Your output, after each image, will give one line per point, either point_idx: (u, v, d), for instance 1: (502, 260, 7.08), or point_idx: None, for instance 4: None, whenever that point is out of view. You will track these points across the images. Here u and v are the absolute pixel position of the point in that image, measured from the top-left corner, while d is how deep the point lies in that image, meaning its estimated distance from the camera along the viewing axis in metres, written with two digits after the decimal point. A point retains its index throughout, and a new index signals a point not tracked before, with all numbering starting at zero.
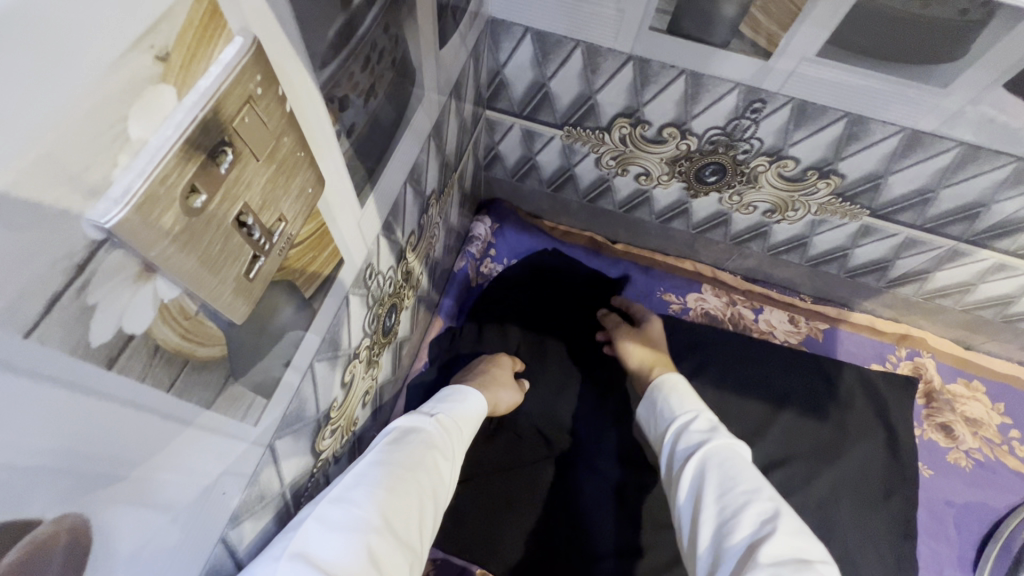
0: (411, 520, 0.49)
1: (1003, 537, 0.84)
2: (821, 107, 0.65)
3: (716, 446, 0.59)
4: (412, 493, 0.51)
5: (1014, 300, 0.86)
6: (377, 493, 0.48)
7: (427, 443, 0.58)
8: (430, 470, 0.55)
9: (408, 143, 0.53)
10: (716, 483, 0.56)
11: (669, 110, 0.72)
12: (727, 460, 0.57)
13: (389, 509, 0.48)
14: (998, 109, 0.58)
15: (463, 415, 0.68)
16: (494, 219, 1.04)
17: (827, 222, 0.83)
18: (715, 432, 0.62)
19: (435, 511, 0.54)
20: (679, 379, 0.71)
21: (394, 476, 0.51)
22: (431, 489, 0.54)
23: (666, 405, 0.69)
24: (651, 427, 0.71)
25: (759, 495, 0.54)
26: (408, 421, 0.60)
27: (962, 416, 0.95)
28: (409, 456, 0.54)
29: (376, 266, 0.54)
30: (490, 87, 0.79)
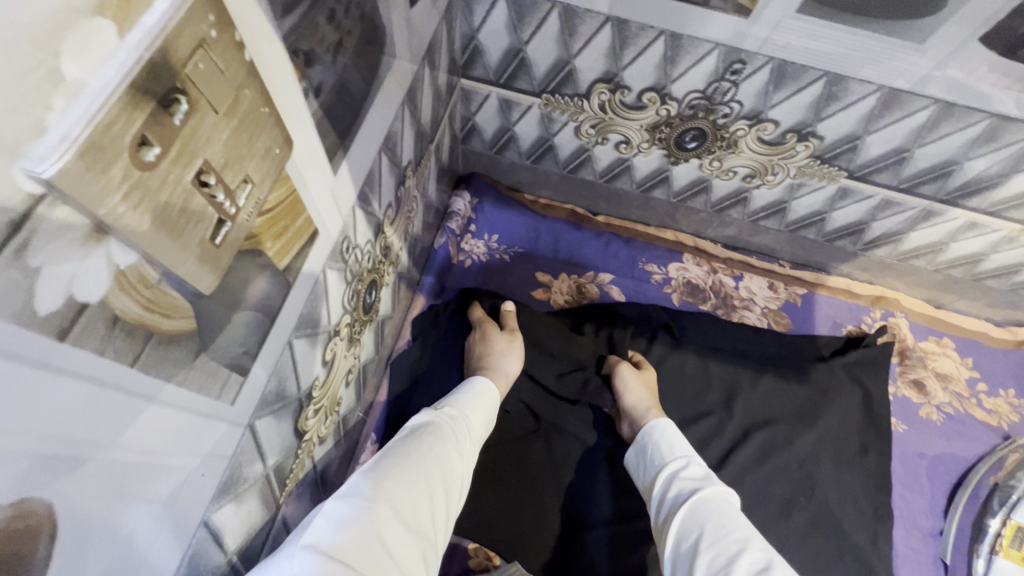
0: (420, 509, 0.49)
1: (972, 485, 0.88)
2: (801, 67, 0.64)
3: (707, 495, 0.63)
4: (421, 480, 0.51)
5: (984, 258, 0.88)
6: (382, 484, 0.48)
7: (437, 435, 0.58)
8: (442, 461, 0.55)
9: (381, 108, 0.50)
10: (707, 529, 0.59)
11: (649, 74, 0.71)
12: (715, 508, 0.62)
13: (396, 498, 0.48)
14: (974, 64, 0.58)
15: (476, 404, 0.68)
16: (472, 194, 1.03)
17: (806, 185, 0.83)
18: (705, 480, 0.66)
19: (447, 500, 0.53)
20: (672, 425, 0.75)
21: (403, 467, 0.51)
22: (442, 479, 0.53)
23: (657, 448, 0.73)
24: (640, 475, 0.74)
25: (751, 543, 0.57)
26: (416, 417, 0.61)
27: (934, 372, 0.98)
28: (417, 448, 0.54)
29: (354, 240, 0.52)
30: (465, 54, 0.76)
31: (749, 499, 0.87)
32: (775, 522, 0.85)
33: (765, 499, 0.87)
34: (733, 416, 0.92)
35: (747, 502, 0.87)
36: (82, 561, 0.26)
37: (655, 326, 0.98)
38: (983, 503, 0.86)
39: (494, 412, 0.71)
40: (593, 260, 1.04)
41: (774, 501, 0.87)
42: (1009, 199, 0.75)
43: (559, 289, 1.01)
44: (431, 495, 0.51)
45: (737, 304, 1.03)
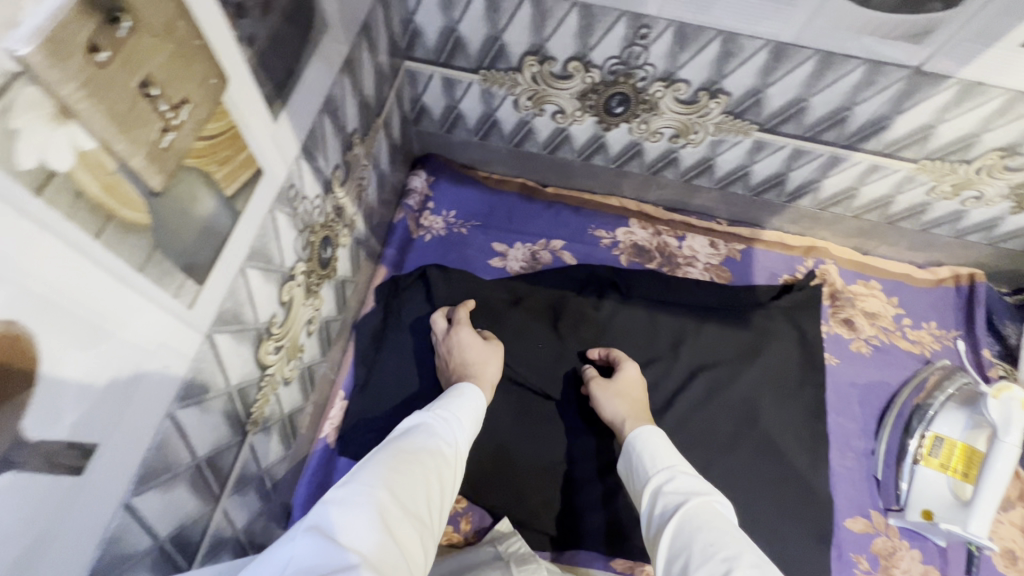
0: (414, 497, 0.56)
1: (897, 406, 0.96)
2: (697, 27, 0.73)
3: (694, 509, 0.62)
4: (414, 472, 0.58)
5: (893, 200, 0.98)
6: (379, 477, 0.55)
7: (428, 435, 0.65)
8: (432, 454, 0.63)
9: (321, 69, 0.57)
10: (694, 548, 0.57)
11: (570, 44, 0.79)
12: (699, 523, 0.59)
13: (392, 485, 0.55)
14: (841, 14, 0.67)
15: (464, 409, 0.73)
16: (428, 173, 1.10)
17: (725, 141, 0.92)
18: (692, 493, 0.64)
19: (440, 486, 0.61)
20: (656, 434, 0.74)
21: (396, 460, 0.59)
22: (433, 471, 0.61)
23: (642, 463, 0.72)
24: (631, 487, 0.74)
25: (739, 560, 0.54)
26: (409, 420, 0.68)
27: (862, 310, 1.07)
28: (408, 444, 0.62)
29: (302, 190, 0.59)
30: (406, 36, 0.83)
31: (699, 433, 0.95)
32: (723, 451, 0.93)
33: (714, 432, 0.95)
34: (679, 360, 1.00)
35: (696, 434, 0.95)
36: (62, 402, 0.32)
37: (603, 284, 1.05)
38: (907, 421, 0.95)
39: (480, 418, 0.77)
40: (546, 229, 1.11)
41: (721, 433, 0.95)
42: (900, 140, 0.84)
43: (515, 257, 1.08)
44: (424, 485, 0.58)
45: (681, 262, 1.11)
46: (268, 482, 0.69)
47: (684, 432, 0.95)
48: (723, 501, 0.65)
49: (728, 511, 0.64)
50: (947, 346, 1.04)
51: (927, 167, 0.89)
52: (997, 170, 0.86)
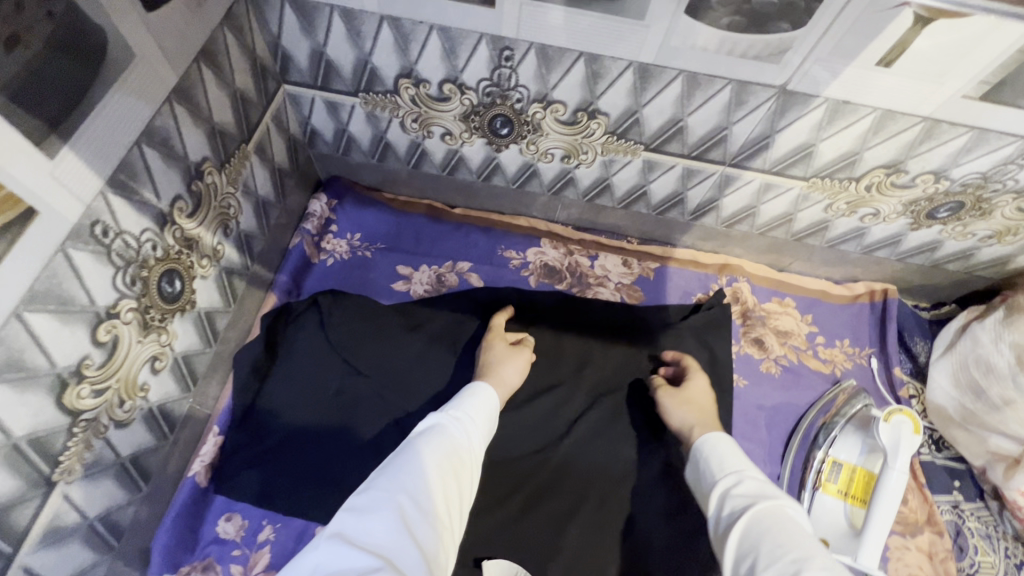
0: (432, 498, 0.58)
1: (802, 431, 0.94)
2: (558, 48, 0.72)
3: (762, 511, 0.60)
4: (428, 473, 0.59)
5: (794, 217, 0.96)
6: (393, 481, 0.58)
7: (442, 433, 0.65)
8: (452, 456, 0.63)
9: (129, 100, 0.54)
10: (762, 551, 0.56)
11: (440, 67, 0.78)
12: (767, 526, 0.58)
13: (411, 492, 0.57)
14: (692, 34, 0.66)
15: (477, 406, 0.72)
16: (330, 196, 1.08)
17: (616, 161, 0.90)
18: (757, 496, 0.63)
19: (461, 487, 0.63)
20: (722, 440, 0.73)
21: (414, 465, 0.60)
22: (450, 469, 0.62)
23: (710, 468, 0.71)
24: (698, 490, 0.72)
25: (813, 564, 0.52)
26: (429, 419, 0.68)
27: (774, 329, 1.05)
28: (427, 446, 0.63)
29: (115, 225, 0.56)
30: (277, 61, 0.81)
31: (595, 461, 0.92)
32: (619, 479, 0.91)
33: (612, 459, 0.93)
34: (582, 385, 0.97)
35: (595, 462, 0.92)
36: None
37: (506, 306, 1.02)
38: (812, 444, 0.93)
39: (495, 413, 0.76)
40: (453, 250, 1.09)
41: (620, 461, 0.93)
42: (784, 158, 0.83)
43: (419, 280, 1.05)
44: (441, 485, 0.60)
45: (592, 282, 1.09)
46: (105, 530, 0.66)
47: (579, 460, 0.92)
48: (793, 505, 0.63)
49: (799, 515, 0.61)
50: (860, 365, 1.02)
51: (819, 185, 0.87)
52: (885, 187, 0.85)
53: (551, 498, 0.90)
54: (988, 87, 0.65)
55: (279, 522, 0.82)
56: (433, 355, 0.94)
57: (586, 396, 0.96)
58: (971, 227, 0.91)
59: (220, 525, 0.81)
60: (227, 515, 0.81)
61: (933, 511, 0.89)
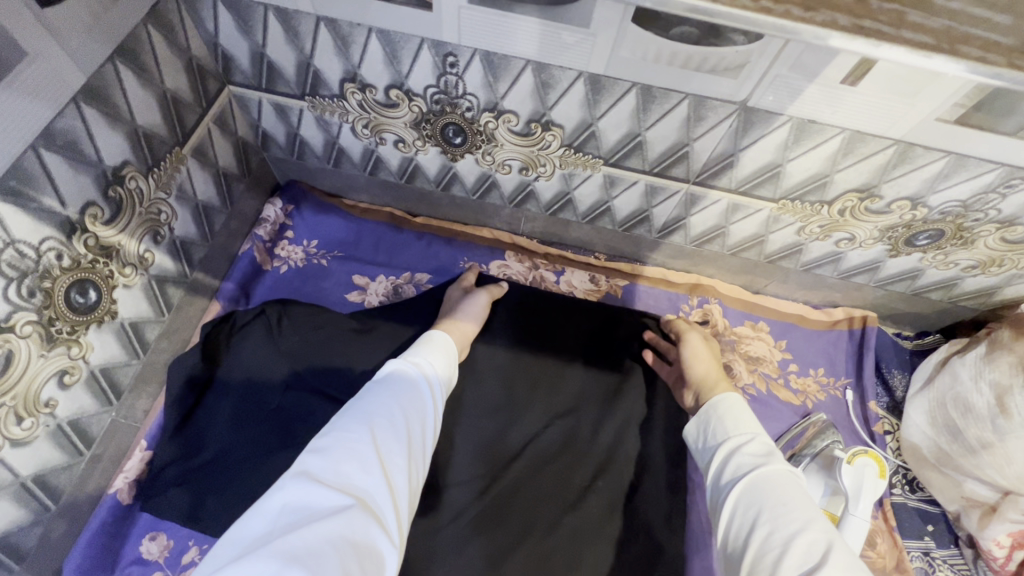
0: (406, 433, 0.54)
1: (786, 437, 0.91)
2: (504, 56, 0.67)
3: (773, 470, 0.58)
4: (397, 413, 0.56)
5: (766, 238, 0.91)
6: (361, 419, 0.53)
7: (406, 379, 0.61)
8: (420, 398, 0.60)
9: (18, 102, 0.51)
10: (767, 506, 0.54)
11: (383, 73, 0.74)
12: (775, 485, 0.56)
13: (382, 428, 0.53)
14: (641, 46, 0.61)
15: (434, 355, 0.68)
16: (287, 201, 1.04)
17: (576, 175, 0.85)
18: (769, 456, 0.60)
19: (432, 426, 0.59)
20: (738, 400, 0.69)
21: (382, 404, 0.56)
22: (416, 409, 0.58)
23: (722, 425, 0.67)
24: (697, 446, 0.70)
25: (814, 524, 0.51)
26: (394, 361, 0.64)
27: (744, 355, 0.99)
28: (393, 387, 0.59)
29: (2, 234, 0.53)
30: (218, 61, 0.78)
31: (543, 490, 0.87)
32: (569, 509, 0.85)
33: (562, 488, 0.87)
34: (534, 409, 0.92)
35: (544, 490, 0.87)
36: None
37: None
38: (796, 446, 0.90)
39: (455, 356, 0.72)
40: (413, 261, 1.05)
41: (570, 490, 0.87)
42: (751, 178, 0.78)
43: (375, 291, 1.01)
44: (410, 424, 0.56)
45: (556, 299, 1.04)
46: None
47: (526, 489, 0.86)
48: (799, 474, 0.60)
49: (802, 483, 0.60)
50: (834, 396, 0.97)
51: (789, 208, 0.82)
52: (860, 212, 0.80)
53: (493, 526, 0.83)
54: (964, 110, 0.60)
55: (206, 543, 0.78)
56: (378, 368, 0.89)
57: (543, 418, 0.92)
58: (953, 256, 0.85)
59: (143, 544, 0.77)
60: (153, 534, 0.78)
61: (903, 557, 0.83)
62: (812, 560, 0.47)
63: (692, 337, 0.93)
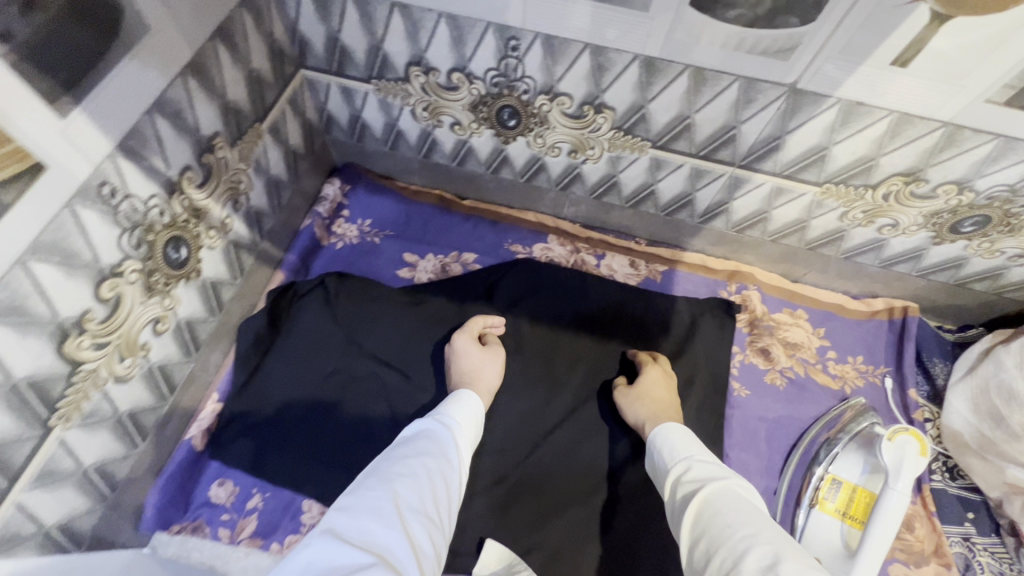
0: (425, 497, 0.57)
1: (803, 444, 0.90)
2: (564, 40, 0.72)
3: (713, 490, 0.60)
4: (419, 474, 0.59)
5: (808, 224, 0.93)
6: (384, 482, 0.56)
7: (428, 441, 0.65)
8: (442, 462, 0.63)
9: (144, 69, 0.58)
10: (717, 529, 0.55)
11: (448, 56, 0.79)
12: (716, 506, 0.58)
13: (403, 490, 0.56)
14: (696, 28, 0.65)
15: (462, 414, 0.72)
16: (344, 181, 1.11)
17: (623, 158, 0.89)
18: (708, 478, 0.63)
19: (450, 490, 0.61)
20: (674, 428, 0.73)
21: (406, 466, 0.59)
22: (438, 472, 0.61)
23: (665, 456, 0.70)
24: (658, 481, 0.72)
25: (758, 539, 0.52)
26: (418, 427, 0.68)
27: (782, 340, 1.01)
28: (416, 451, 0.62)
29: (122, 187, 0.59)
30: (295, 45, 0.85)
31: (577, 465, 0.90)
32: (601, 484, 0.89)
33: (596, 463, 0.91)
34: (570, 386, 0.95)
35: (578, 465, 0.90)
36: None
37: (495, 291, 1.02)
38: (813, 457, 0.89)
39: (479, 420, 0.76)
40: (460, 241, 1.09)
41: (603, 466, 0.90)
42: (796, 161, 0.81)
43: (424, 268, 1.06)
44: (430, 487, 0.58)
45: None
46: (99, 480, 0.69)
47: (562, 463, 0.90)
48: (743, 484, 0.63)
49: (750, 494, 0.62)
50: (873, 384, 0.98)
51: (833, 192, 0.84)
52: (905, 197, 0.81)
53: (529, 497, 0.88)
54: (1014, 91, 0.62)
55: (268, 492, 0.84)
56: (423, 338, 0.94)
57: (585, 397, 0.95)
58: (999, 244, 0.86)
59: (212, 488, 0.83)
60: (220, 480, 0.84)
61: (941, 542, 0.84)
62: None
63: (616, 393, 0.90)
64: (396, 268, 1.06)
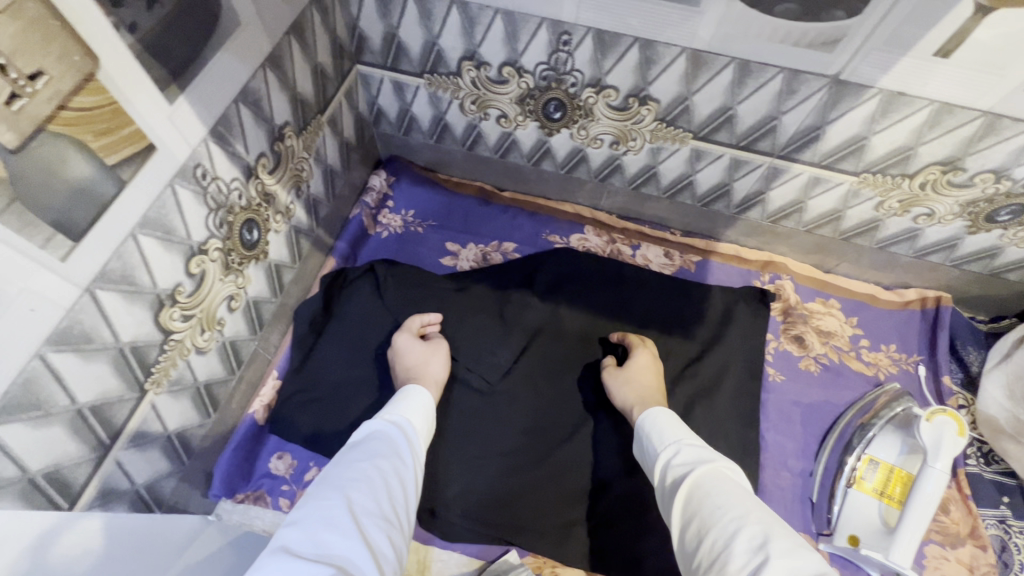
0: (379, 499, 0.59)
1: (838, 429, 0.92)
2: (615, 34, 0.75)
3: (703, 474, 0.63)
4: (371, 478, 0.60)
5: (844, 213, 0.95)
6: (335, 491, 0.57)
7: (380, 443, 0.66)
8: (393, 462, 0.64)
9: (235, 61, 0.63)
10: (707, 512, 0.58)
11: (501, 50, 0.83)
12: (708, 491, 0.60)
13: (354, 497, 0.57)
14: (744, 22, 0.68)
15: (412, 408, 0.74)
16: (389, 173, 1.15)
17: (663, 149, 0.93)
18: (698, 461, 0.65)
19: (405, 486, 0.63)
20: (660, 412, 0.74)
21: (356, 471, 0.60)
22: (391, 471, 0.63)
23: (653, 440, 0.72)
24: (644, 464, 0.74)
25: (747, 520, 0.55)
26: (366, 430, 0.69)
27: (816, 328, 1.04)
28: (365, 455, 0.63)
29: (211, 170, 0.64)
30: (354, 41, 0.89)
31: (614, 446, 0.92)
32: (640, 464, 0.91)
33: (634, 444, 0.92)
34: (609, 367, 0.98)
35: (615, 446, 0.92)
36: None
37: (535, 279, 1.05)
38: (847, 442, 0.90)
39: (431, 410, 0.78)
40: (499, 231, 1.13)
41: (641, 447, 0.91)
42: (834, 151, 0.83)
43: (466, 257, 1.10)
44: (382, 487, 0.60)
45: None
46: (178, 445, 0.74)
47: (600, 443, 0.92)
48: (729, 464, 0.66)
49: (738, 476, 0.64)
50: (906, 371, 1.00)
51: (870, 181, 0.87)
52: (942, 186, 0.84)
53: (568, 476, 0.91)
54: None
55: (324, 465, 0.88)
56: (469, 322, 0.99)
57: None
58: None
59: (272, 461, 0.88)
60: (280, 453, 0.89)
61: (977, 525, 0.86)
62: (754, 559, 0.51)
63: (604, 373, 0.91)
64: (439, 256, 1.10)
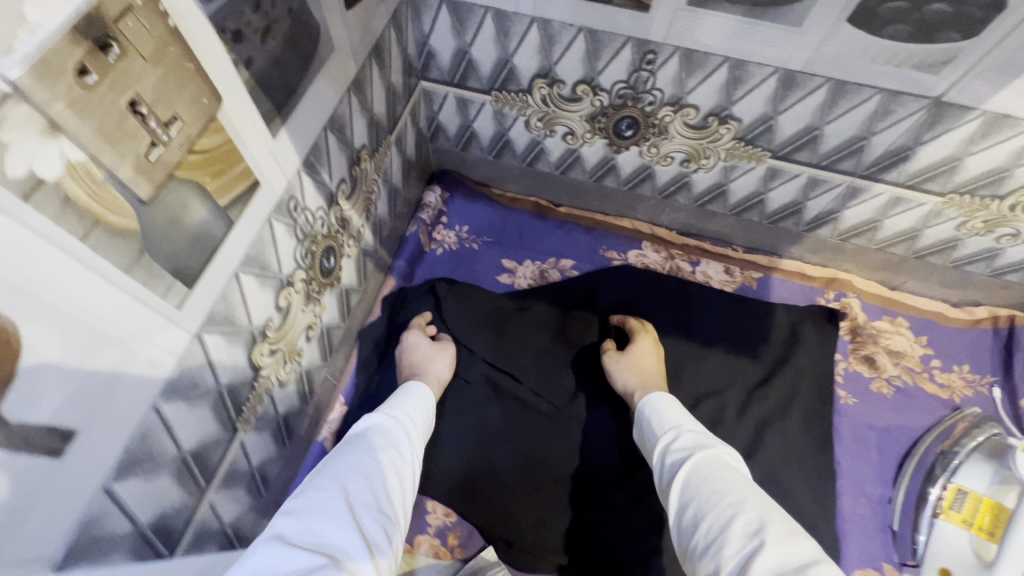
0: (379, 489, 0.52)
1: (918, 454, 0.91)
2: (703, 53, 0.73)
3: (701, 459, 0.58)
4: (369, 466, 0.54)
5: (921, 232, 0.93)
6: (332, 478, 0.51)
7: (378, 433, 0.60)
8: (392, 452, 0.58)
9: (326, 89, 0.60)
10: (699, 499, 0.54)
11: (578, 68, 0.81)
12: (705, 477, 0.56)
13: (350, 483, 0.51)
14: (847, 44, 0.66)
15: (411, 406, 0.69)
16: (443, 188, 1.13)
17: (737, 167, 0.90)
18: (696, 447, 0.60)
19: (404, 477, 0.57)
20: (661, 398, 0.70)
21: (353, 459, 0.54)
22: (391, 463, 0.56)
23: (656, 425, 0.68)
24: (646, 451, 0.69)
25: (745, 505, 0.51)
26: (362, 421, 0.63)
27: (886, 348, 1.01)
28: (360, 442, 0.57)
29: (302, 201, 0.62)
30: (421, 58, 0.87)
31: None
32: None
33: None
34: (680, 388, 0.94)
35: None
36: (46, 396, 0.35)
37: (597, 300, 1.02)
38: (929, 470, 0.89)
39: (431, 410, 0.72)
40: (556, 248, 1.11)
41: None
42: (922, 172, 0.81)
43: (523, 274, 1.08)
44: (381, 477, 0.53)
45: None
46: (258, 479, 0.72)
47: None
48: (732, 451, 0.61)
49: (739, 463, 0.60)
50: (981, 393, 0.97)
51: (955, 202, 0.84)
52: None
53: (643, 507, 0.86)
54: None
55: None
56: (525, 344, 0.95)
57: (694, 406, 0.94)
58: None
59: None
60: None
61: None
62: (749, 544, 0.47)
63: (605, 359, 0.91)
64: (496, 274, 1.08)
